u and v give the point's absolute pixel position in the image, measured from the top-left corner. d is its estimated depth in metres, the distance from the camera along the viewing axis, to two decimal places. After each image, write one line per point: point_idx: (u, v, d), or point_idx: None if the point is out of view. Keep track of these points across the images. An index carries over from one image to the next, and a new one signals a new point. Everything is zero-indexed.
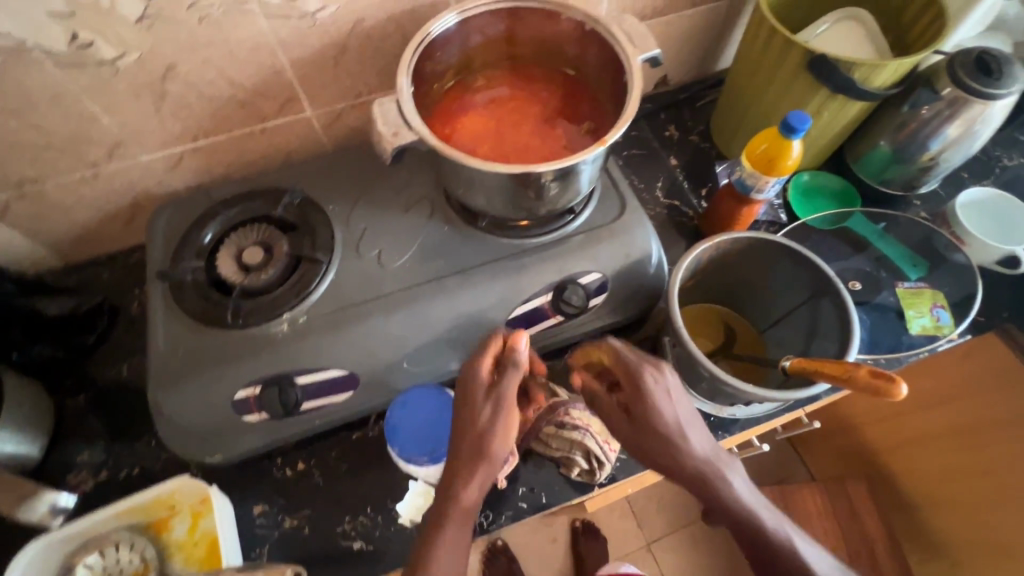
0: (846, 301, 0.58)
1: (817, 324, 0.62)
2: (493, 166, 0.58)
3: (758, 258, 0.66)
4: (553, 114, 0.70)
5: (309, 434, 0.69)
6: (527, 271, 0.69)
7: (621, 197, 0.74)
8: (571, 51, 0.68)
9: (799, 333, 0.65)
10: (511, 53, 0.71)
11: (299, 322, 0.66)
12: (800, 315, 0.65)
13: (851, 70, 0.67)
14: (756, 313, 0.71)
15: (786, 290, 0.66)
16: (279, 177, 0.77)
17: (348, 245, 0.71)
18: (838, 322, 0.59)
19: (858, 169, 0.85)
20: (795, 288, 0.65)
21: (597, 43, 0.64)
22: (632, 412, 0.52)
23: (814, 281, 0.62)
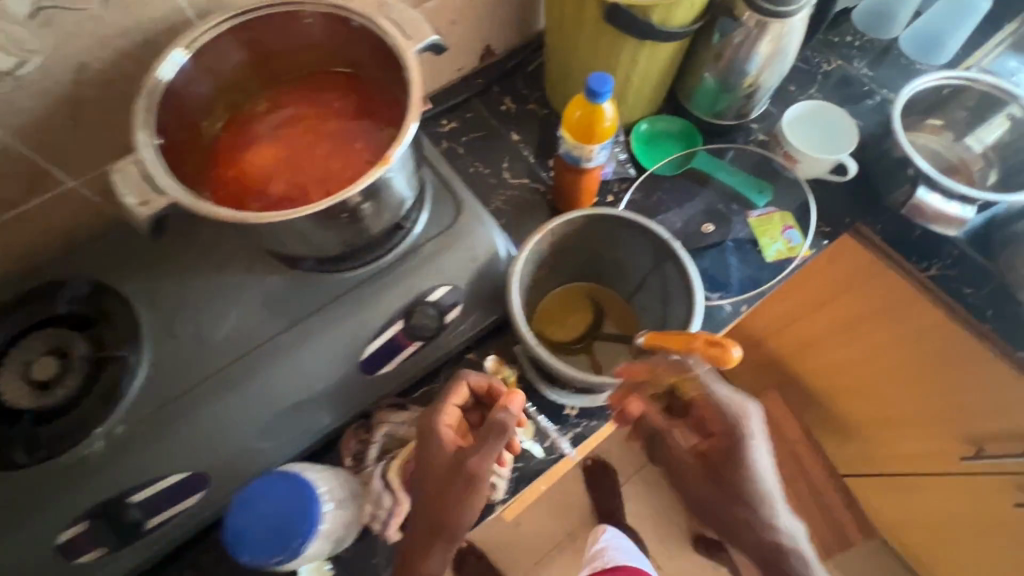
0: (686, 264, 0.57)
1: (668, 290, 0.61)
2: (275, 215, 0.50)
3: (599, 235, 0.63)
4: (346, 123, 0.62)
5: (168, 545, 0.63)
6: (371, 303, 0.63)
7: (456, 197, 0.68)
8: (330, 45, 0.60)
9: (655, 300, 0.64)
10: (271, 67, 0.61)
11: (116, 433, 0.56)
12: (651, 281, 0.64)
13: (650, 15, 0.64)
14: (617, 284, 0.70)
15: (634, 260, 0.64)
16: (58, 267, 0.65)
17: (158, 328, 0.62)
18: (682, 283, 0.58)
19: (692, 106, 0.83)
20: (641, 257, 0.63)
21: (358, 34, 0.57)
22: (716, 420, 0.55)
23: (654, 247, 0.60)
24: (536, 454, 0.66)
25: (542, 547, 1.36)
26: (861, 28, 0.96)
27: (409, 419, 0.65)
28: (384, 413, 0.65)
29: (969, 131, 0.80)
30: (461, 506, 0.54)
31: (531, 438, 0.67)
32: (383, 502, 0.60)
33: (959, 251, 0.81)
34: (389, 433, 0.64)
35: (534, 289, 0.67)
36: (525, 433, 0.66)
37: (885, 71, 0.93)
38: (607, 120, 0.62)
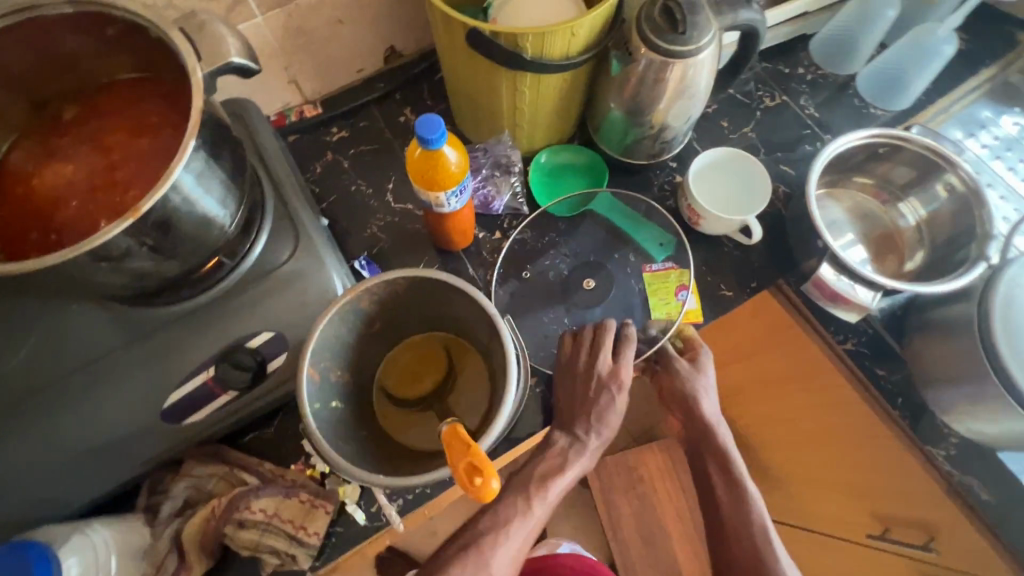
0: (505, 340, 0.52)
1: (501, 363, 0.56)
2: (28, 263, 0.44)
3: (436, 293, 0.58)
4: (150, 136, 0.53)
5: None
6: (183, 346, 0.57)
7: (297, 229, 0.62)
8: (113, 46, 0.51)
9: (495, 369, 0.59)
10: (57, 72, 0.53)
11: None
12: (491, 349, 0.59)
13: (521, 45, 0.56)
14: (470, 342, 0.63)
15: (474, 324, 0.59)
16: None
17: None
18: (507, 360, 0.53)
19: (600, 141, 0.75)
20: (480, 321, 0.57)
21: (137, 33, 0.49)
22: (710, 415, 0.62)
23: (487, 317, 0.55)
24: (359, 518, 0.61)
25: None
26: (819, 59, 0.85)
27: (219, 472, 0.60)
28: (193, 461, 0.60)
29: (901, 198, 0.74)
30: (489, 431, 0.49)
31: (357, 501, 0.61)
32: (168, 565, 0.55)
33: (874, 330, 0.73)
34: (193, 485, 0.59)
35: (372, 341, 0.62)
36: (351, 494, 0.61)
37: (834, 114, 0.83)
38: (454, 165, 0.55)
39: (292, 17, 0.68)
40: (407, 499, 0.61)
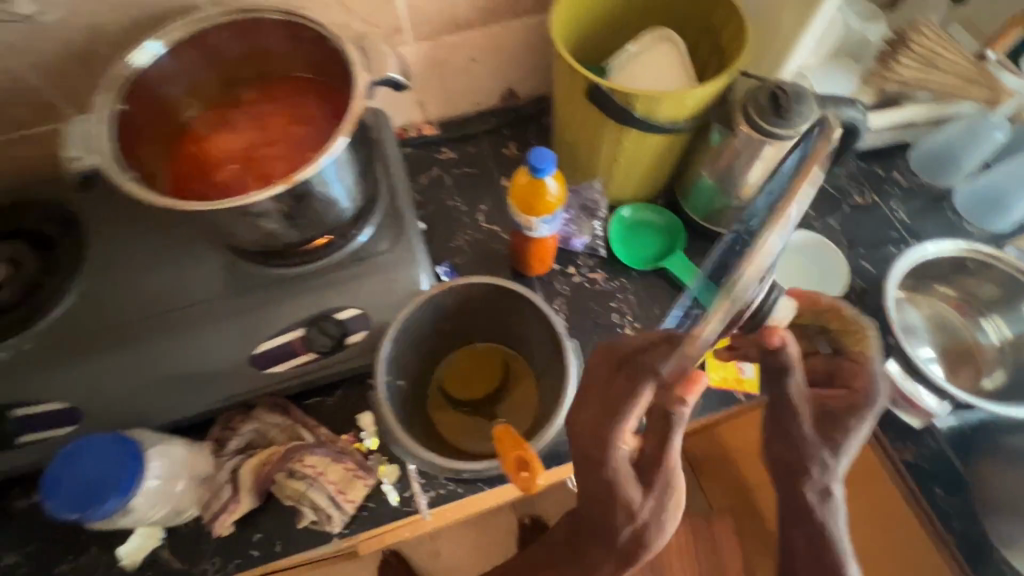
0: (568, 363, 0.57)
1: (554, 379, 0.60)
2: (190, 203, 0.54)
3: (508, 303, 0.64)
4: (307, 127, 0.64)
5: (39, 466, 0.65)
6: (280, 304, 0.64)
7: (399, 225, 0.69)
8: (299, 51, 0.63)
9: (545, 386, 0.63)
10: (252, 64, 0.65)
11: (23, 349, 0.61)
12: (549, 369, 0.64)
13: (632, 104, 0.62)
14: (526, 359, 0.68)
15: (540, 344, 0.65)
16: (47, 190, 0.72)
17: (96, 269, 0.66)
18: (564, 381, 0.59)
19: (686, 204, 0.79)
20: (543, 337, 0.63)
21: (323, 45, 0.60)
22: (819, 476, 0.49)
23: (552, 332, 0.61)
24: (391, 499, 0.64)
25: None
26: (916, 167, 0.86)
27: (282, 423, 0.65)
28: (263, 409, 0.66)
29: (983, 313, 0.74)
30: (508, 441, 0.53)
31: (393, 483, 0.65)
32: (221, 494, 0.61)
33: (940, 445, 0.70)
34: (257, 429, 0.65)
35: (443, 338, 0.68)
36: (389, 475, 0.65)
37: (924, 222, 0.83)
38: (553, 197, 0.62)
39: (436, 50, 0.79)
40: (439, 492, 0.64)
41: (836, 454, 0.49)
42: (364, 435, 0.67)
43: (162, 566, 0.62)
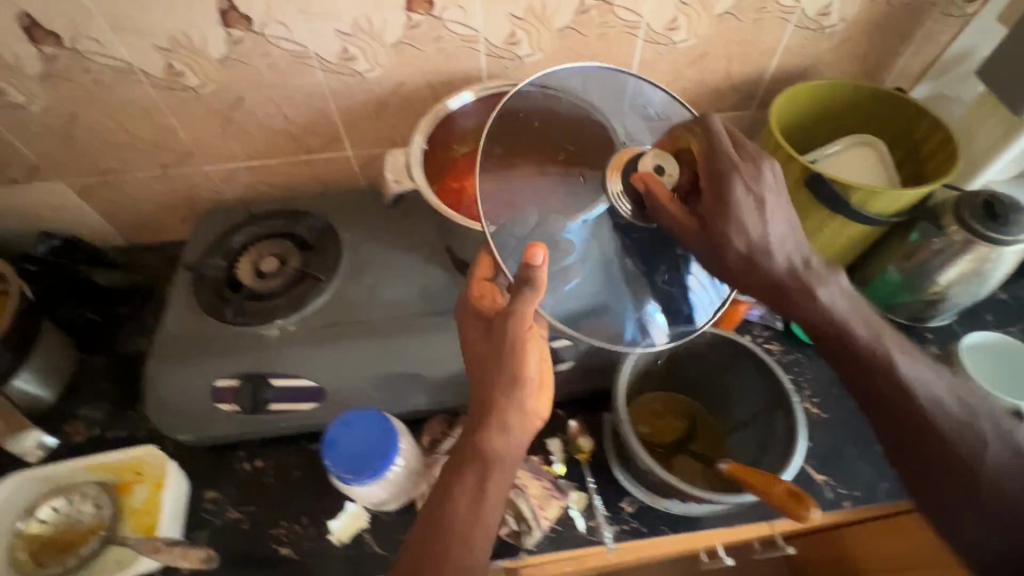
0: (798, 419, 0.57)
1: (767, 439, 0.61)
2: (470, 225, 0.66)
3: (721, 358, 0.66)
4: None
5: (270, 435, 0.73)
6: None
7: None
8: None
9: (751, 445, 0.64)
10: None
11: (288, 329, 0.72)
12: (756, 424, 0.64)
13: (849, 193, 0.69)
14: (719, 415, 0.70)
15: (746, 399, 0.65)
16: (310, 204, 0.87)
17: (349, 272, 0.78)
18: (786, 438, 0.58)
19: (867, 295, 0.82)
20: (754, 396, 0.64)
21: None
22: (750, 237, 0.55)
23: (770, 393, 0.62)
24: (577, 526, 0.67)
25: None
26: None
27: None
28: (470, 418, 0.73)
29: None
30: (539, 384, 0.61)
31: (579, 510, 0.68)
32: None
33: None
34: None
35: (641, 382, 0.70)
36: (576, 501, 0.68)
37: None
38: None
39: None
40: (624, 528, 0.67)
41: (761, 223, 0.55)
42: (552, 458, 0.72)
43: (366, 547, 0.67)
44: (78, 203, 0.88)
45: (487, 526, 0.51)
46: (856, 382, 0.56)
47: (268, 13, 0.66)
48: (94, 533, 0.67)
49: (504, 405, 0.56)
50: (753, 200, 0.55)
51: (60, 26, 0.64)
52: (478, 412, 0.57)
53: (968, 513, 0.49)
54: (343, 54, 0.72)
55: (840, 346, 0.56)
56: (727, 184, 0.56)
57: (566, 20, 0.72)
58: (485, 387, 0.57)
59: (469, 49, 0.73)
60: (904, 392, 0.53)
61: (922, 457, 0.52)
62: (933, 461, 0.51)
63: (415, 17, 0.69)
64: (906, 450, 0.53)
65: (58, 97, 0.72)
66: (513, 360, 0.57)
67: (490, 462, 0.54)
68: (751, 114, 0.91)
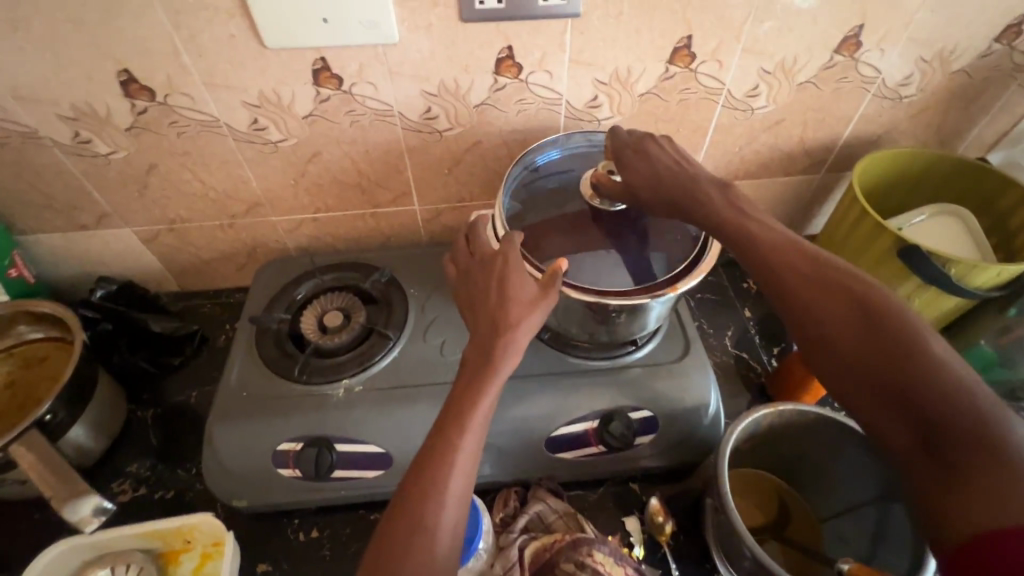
0: (924, 515, 0.53)
1: (886, 531, 0.57)
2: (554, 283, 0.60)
3: (826, 439, 0.63)
4: None
5: (331, 502, 0.69)
6: (580, 393, 0.68)
7: (687, 340, 0.73)
8: None
9: (864, 537, 0.60)
10: None
11: (355, 390, 0.70)
12: (866, 513, 0.60)
13: (946, 266, 0.67)
14: (816, 498, 0.66)
15: (852, 483, 0.62)
16: (374, 256, 0.86)
17: (416, 328, 0.76)
18: (910, 534, 0.54)
19: None
20: (865, 484, 0.61)
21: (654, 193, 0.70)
22: (673, 160, 0.60)
23: (885, 483, 0.58)
24: None
25: None
26: None
27: (561, 510, 0.66)
28: (543, 492, 0.68)
29: None
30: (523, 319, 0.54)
31: None
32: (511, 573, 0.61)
33: None
34: (539, 512, 0.66)
35: (733, 459, 0.66)
36: None
37: None
38: None
39: None
40: None
41: (673, 153, 0.61)
42: (632, 540, 0.67)
43: None
44: (141, 249, 0.87)
45: (465, 458, 0.48)
46: (775, 293, 0.48)
47: (359, 73, 0.67)
48: None
49: (499, 332, 0.52)
50: (672, 162, 0.60)
51: (156, 81, 0.65)
52: (486, 329, 0.53)
53: (963, 504, 0.35)
54: (425, 113, 0.72)
55: (724, 235, 0.53)
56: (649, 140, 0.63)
57: (649, 85, 0.72)
58: (483, 311, 0.54)
59: (550, 111, 0.74)
60: (844, 299, 0.44)
61: (870, 381, 0.41)
62: (883, 382, 0.40)
63: (502, 80, 0.69)
64: (844, 378, 0.43)
65: (141, 147, 0.72)
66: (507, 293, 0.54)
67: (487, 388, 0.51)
68: (820, 178, 0.90)
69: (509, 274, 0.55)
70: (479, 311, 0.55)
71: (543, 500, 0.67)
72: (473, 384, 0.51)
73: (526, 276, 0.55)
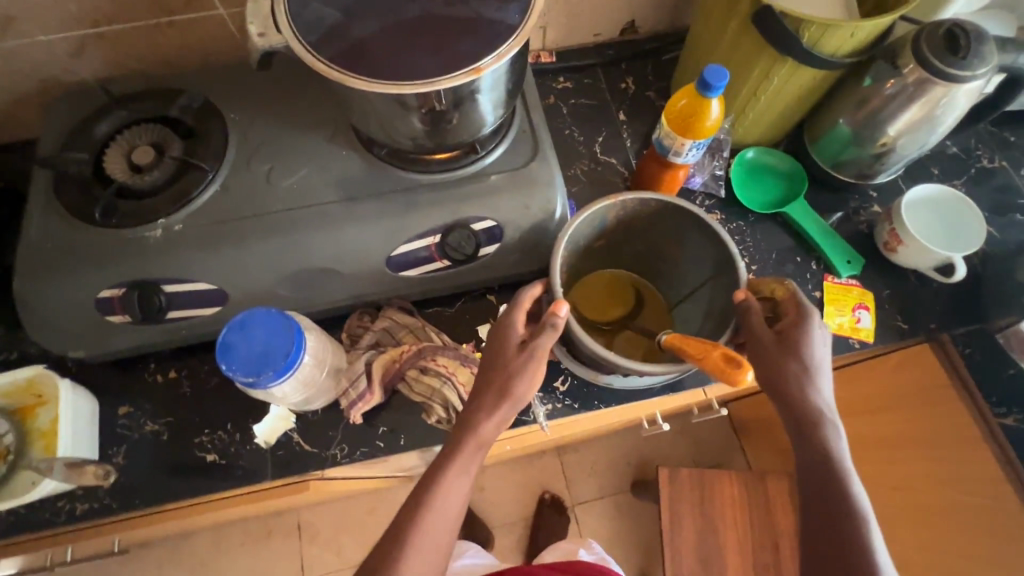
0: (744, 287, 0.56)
1: (716, 306, 0.61)
2: (344, 75, 0.51)
3: (667, 226, 0.64)
4: None
5: (181, 343, 0.68)
6: (418, 208, 0.65)
7: (536, 142, 0.68)
8: None
9: (704, 309, 0.64)
10: None
11: (173, 230, 0.64)
12: (703, 292, 0.64)
13: (800, 32, 0.60)
14: (668, 286, 0.70)
15: (696, 266, 0.64)
16: (185, 80, 0.73)
17: (240, 158, 0.68)
18: (732, 304, 0.58)
19: (813, 151, 0.77)
20: (703, 263, 0.63)
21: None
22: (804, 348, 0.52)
23: (717, 260, 0.61)
24: None
25: (529, 533, 1.46)
26: None
27: (409, 325, 0.68)
28: (391, 309, 0.69)
29: None
30: (522, 374, 0.51)
31: None
32: (358, 384, 0.64)
33: None
34: (387, 329, 0.68)
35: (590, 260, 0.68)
36: None
37: None
38: (712, 119, 0.59)
39: None
40: (557, 406, 0.68)
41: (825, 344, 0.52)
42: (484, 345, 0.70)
43: (294, 446, 0.65)
44: None
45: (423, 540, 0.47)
46: (821, 522, 0.46)
47: None
48: (3, 458, 0.64)
49: (499, 398, 0.51)
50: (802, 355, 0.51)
51: None
52: (488, 389, 0.52)
53: None
54: None
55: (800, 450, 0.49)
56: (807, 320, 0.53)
57: None
58: (489, 372, 0.53)
59: None
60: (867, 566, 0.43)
61: None
62: None
63: None
64: None
65: None
66: (517, 360, 0.52)
67: (476, 458, 0.51)
68: None
69: (505, 344, 0.54)
70: (486, 362, 0.54)
71: (390, 317, 0.68)
72: (469, 423, 0.51)
73: (519, 335, 0.54)
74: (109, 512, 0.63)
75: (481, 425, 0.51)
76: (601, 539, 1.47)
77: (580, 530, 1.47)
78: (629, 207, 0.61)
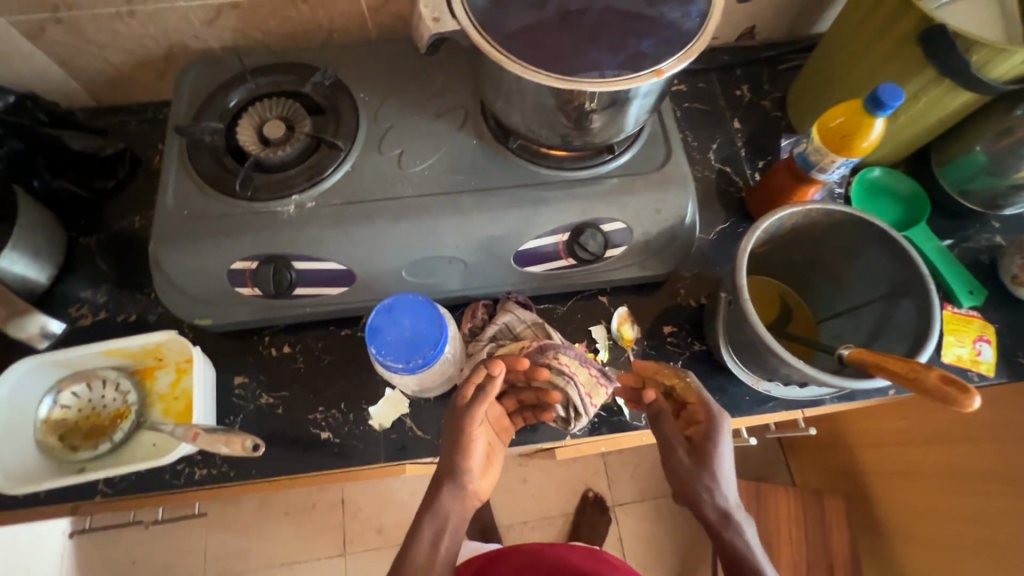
0: (934, 303, 0.53)
1: (887, 324, 0.59)
2: (522, 68, 0.50)
3: (843, 238, 0.61)
4: None
5: (299, 319, 0.69)
6: (550, 205, 0.64)
7: (669, 145, 0.67)
8: None
9: (864, 326, 0.62)
10: None
11: (306, 208, 0.63)
12: (871, 310, 0.61)
13: (969, 54, 0.58)
14: (822, 299, 0.67)
15: (864, 282, 0.62)
16: (314, 56, 0.73)
17: (371, 138, 0.67)
18: (915, 322, 0.55)
19: (940, 175, 0.76)
20: (875, 280, 0.60)
21: None
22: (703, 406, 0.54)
23: (897, 277, 0.58)
24: (623, 411, 0.68)
25: (569, 529, 1.46)
26: None
27: (529, 321, 0.68)
28: (512, 304, 0.69)
29: None
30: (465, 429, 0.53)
31: None
32: None
33: None
34: (508, 323, 0.68)
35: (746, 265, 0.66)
36: None
37: None
38: (869, 140, 0.59)
39: None
40: None
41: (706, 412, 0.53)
42: (597, 346, 0.71)
43: (408, 431, 0.66)
44: (28, 48, 0.72)
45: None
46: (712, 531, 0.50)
47: None
48: (123, 418, 0.65)
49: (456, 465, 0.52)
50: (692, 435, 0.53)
51: None
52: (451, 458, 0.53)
53: None
54: None
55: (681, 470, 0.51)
56: (710, 423, 0.52)
57: None
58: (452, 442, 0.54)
59: None
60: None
61: None
62: None
63: None
64: None
65: None
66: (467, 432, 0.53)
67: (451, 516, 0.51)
68: None
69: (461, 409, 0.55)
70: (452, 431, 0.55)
71: (513, 311, 0.68)
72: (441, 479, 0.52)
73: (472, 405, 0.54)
74: (226, 479, 0.64)
75: (447, 490, 0.51)
76: (639, 542, 1.48)
77: (619, 531, 1.48)
78: (808, 215, 0.58)
